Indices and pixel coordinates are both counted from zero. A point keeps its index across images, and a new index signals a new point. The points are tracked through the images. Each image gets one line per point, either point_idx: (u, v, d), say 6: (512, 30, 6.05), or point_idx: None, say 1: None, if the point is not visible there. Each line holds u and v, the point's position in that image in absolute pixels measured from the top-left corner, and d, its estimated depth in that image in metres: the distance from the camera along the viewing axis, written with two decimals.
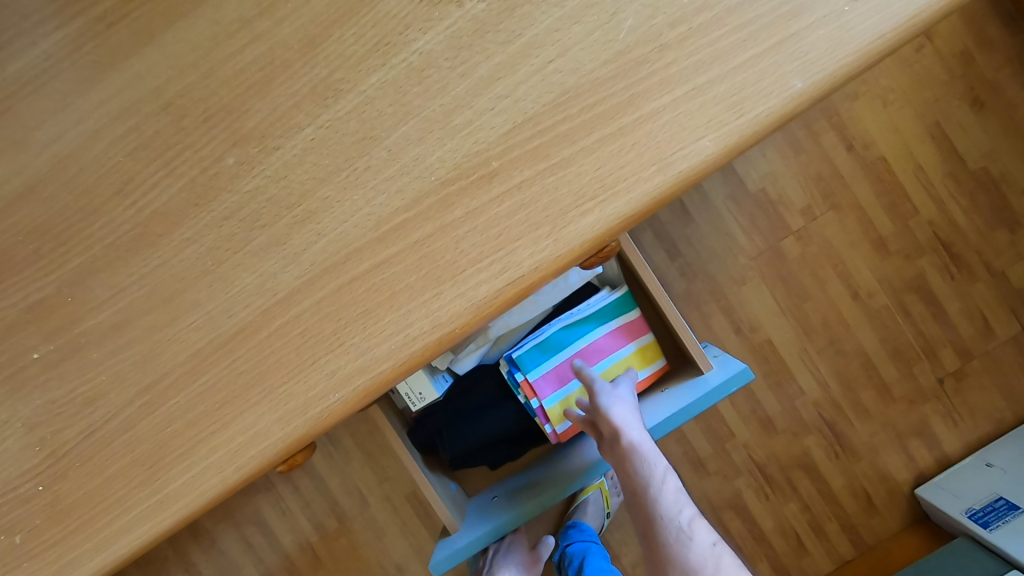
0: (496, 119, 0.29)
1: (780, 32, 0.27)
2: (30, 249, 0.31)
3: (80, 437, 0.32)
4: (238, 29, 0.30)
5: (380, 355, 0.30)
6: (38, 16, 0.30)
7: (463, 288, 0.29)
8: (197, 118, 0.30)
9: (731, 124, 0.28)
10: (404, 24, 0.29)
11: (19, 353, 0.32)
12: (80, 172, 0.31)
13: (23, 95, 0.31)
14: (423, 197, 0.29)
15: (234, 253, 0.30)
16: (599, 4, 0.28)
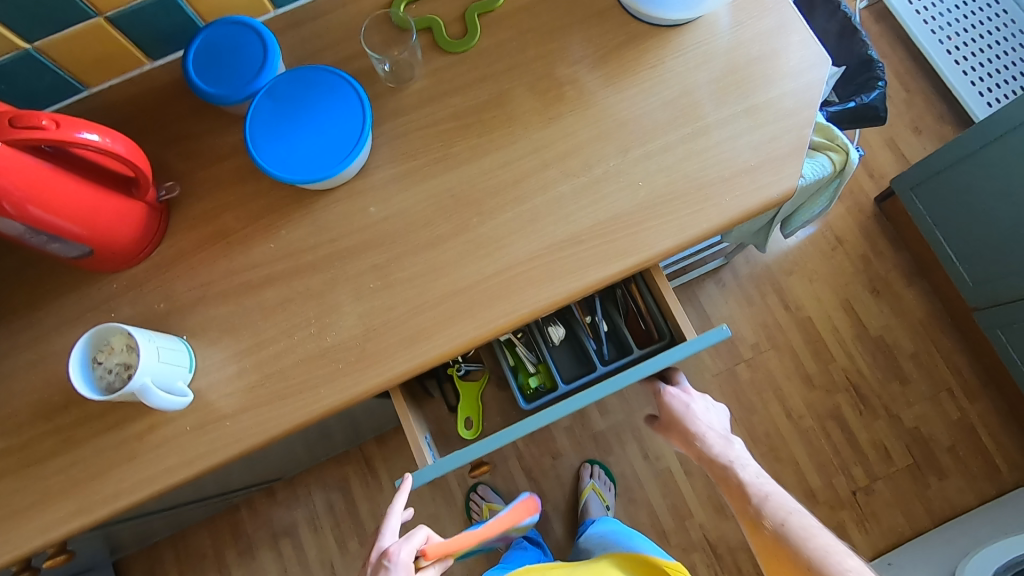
0: (586, 220, 0.72)
1: (699, 205, 0.72)
2: (378, 240, 0.72)
3: (381, 323, 0.70)
4: (487, 171, 0.74)
5: (523, 307, 0.70)
6: (405, 153, 0.75)
7: (565, 283, 0.70)
8: (462, 200, 0.73)
9: (678, 237, 0.71)
10: (555, 180, 0.73)
11: (363, 284, 0.71)
12: (409, 213, 0.73)
13: (390, 180, 0.74)
14: (553, 245, 0.71)
15: (469, 255, 0.71)
16: (631, 185, 0.73)
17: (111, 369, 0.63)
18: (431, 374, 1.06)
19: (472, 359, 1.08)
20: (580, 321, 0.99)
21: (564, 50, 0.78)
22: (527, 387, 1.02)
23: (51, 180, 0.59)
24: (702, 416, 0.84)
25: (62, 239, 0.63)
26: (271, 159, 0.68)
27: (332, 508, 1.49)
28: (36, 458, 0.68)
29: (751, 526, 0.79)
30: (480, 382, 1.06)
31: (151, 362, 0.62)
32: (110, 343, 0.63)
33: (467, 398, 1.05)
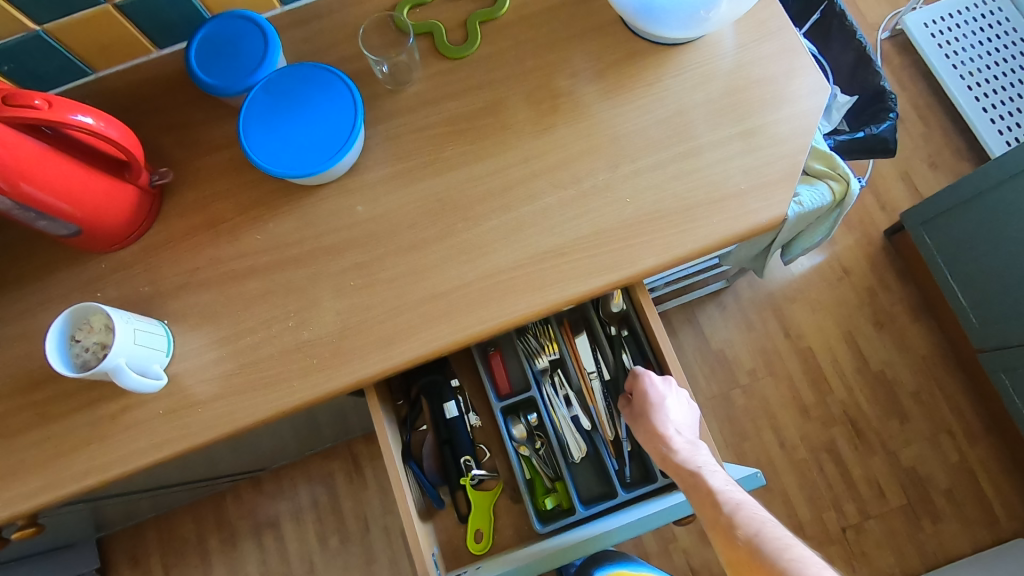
0: (570, 232, 0.72)
1: (686, 225, 0.71)
2: (363, 239, 0.73)
3: (359, 321, 0.70)
4: (476, 177, 0.74)
5: (501, 316, 0.70)
6: (397, 154, 0.75)
7: (544, 294, 0.70)
8: (449, 205, 0.73)
9: (662, 256, 0.71)
10: (542, 190, 0.73)
11: (345, 281, 0.72)
12: (396, 213, 0.73)
13: (380, 181, 0.75)
14: (535, 255, 0.71)
15: (451, 260, 0.71)
16: (618, 201, 0.72)
17: (88, 348, 0.63)
18: (440, 480, 0.85)
19: (485, 465, 0.86)
20: (602, 436, 0.86)
21: (562, 63, 0.78)
22: (542, 506, 0.84)
23: (41, 158, 0.60)
24: (672, 413, 0.75)
25: (52, 218, 0.65)
26: (262, 152, 0.69)
27: (316, 504, 1.49)
28: (12, 431, 0.69)
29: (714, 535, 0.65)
30: (495, 492, 0.84)
31: (125, 343, 0.63)
32: (89, 322, 0.64)
33: (478, 509, 0.83)
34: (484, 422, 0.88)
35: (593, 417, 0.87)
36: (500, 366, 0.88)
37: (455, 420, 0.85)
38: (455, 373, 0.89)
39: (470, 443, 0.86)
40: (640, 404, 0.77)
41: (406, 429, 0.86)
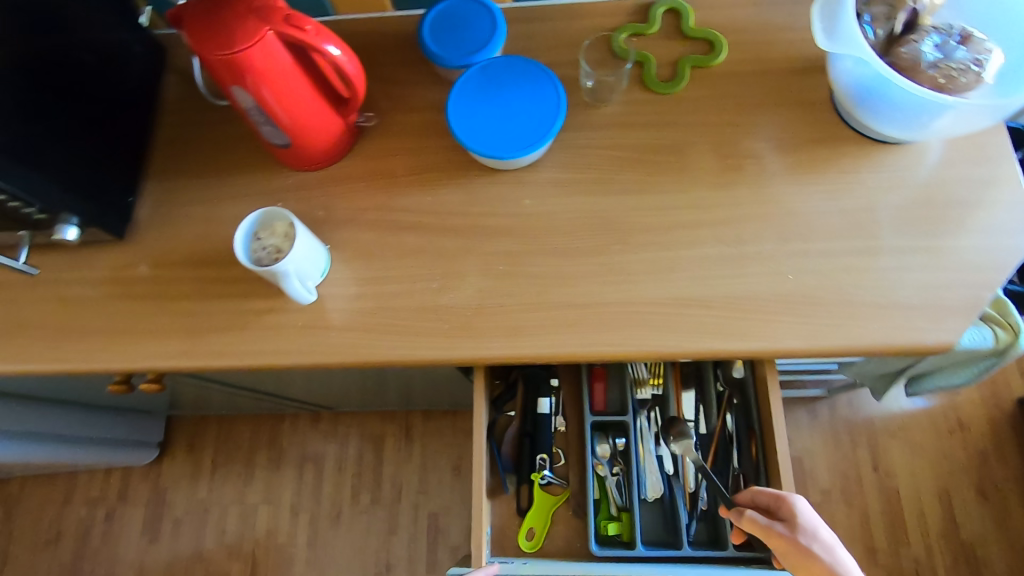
0: (722, 289, 0.71)
1: (842, 320, 0.69)
2: (522, 230, 0.76)
3: (494, 304, 0.73)
4: (645, 208, 0.75)
5: (630, 344, 0.70)
6: (576, 163, 0.78)
7: (678, 338, 0.69)
8: (611, 224, 0.75)
9: (808, 342, 0.68)
10: (706, 240, 0.73)
11: (493, 264, 0.74)
12: (559, 217, 0.76)
13: (554, 183, 0.77)
14: (681, 299, 0.71)
15: (598, 276, 0.72)
16: (778, 274, 0.71)
17: (266, 248, 0.70)
18: (512, 468, 0.87)
19: (558, 470, 0.88)
20: (681, 486, 0.84)
21: (760, 126, 0.78)
22: (602, 529, 0.85)
23: (289, 73, 0.67)
24: (830, 536, 0.68)
25: (276, 125, 0.72)
26: (462, 125, 0.74)
27: (360, 458, 1.54)
28: (174, 295, 0.77)
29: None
30: (558, 498, 0.85)
31: (299, 254, 0.69)
32: (273, 226, 0.71)
33: (537, 508, 0.85)
34: (570, 429, 0.89)
35: (678, 464, 0.85)
36: (601, 384, 0.89)
37: (544, 417, 0.87)
38: (558, 374, 0.91)
39: (551, 444, 0.88)
40: (802, 532, 0.67)
41: (498, 409, 0.90)
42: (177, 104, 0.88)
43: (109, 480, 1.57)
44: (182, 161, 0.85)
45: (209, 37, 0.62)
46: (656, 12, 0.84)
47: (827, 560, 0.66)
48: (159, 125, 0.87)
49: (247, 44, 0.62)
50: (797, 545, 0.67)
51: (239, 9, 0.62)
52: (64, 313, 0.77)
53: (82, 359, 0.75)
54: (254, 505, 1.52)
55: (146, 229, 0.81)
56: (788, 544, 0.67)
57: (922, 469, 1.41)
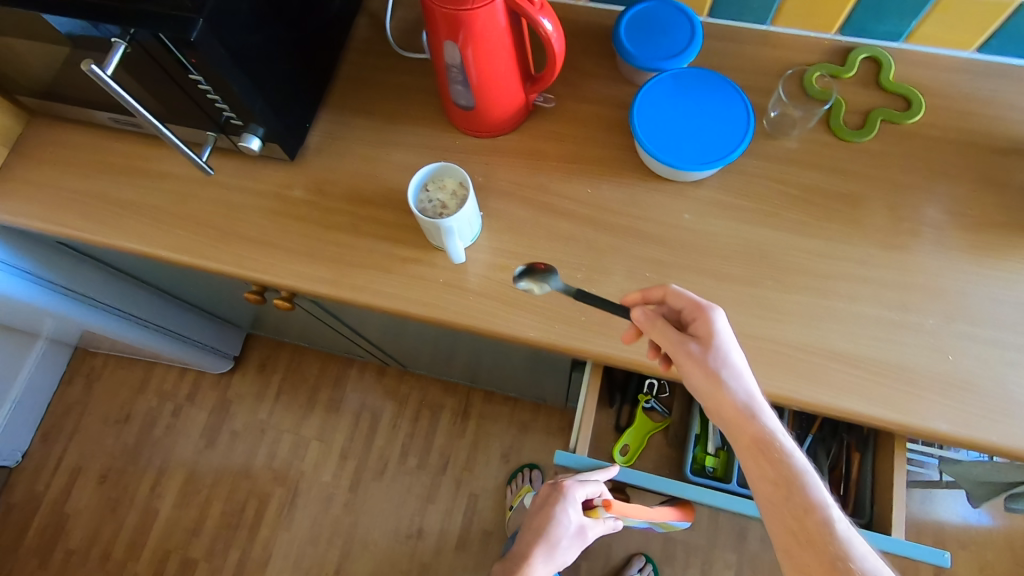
0: (873, 352, 0.68)
1: (999, 417, 0.65)
2: (676, 244, 0.75)
3: None
4: (806, 252, 0.74)
5: (765, 382, 0.68)
6: (743, 191, 0.77)
7: (817, 389, 0.68)
8: (769, 260, 0.74)
9: (957, 428, 0.65)
10: (866, 299, 0.71)
11: (641, 270, 0.74)
12: (714, 239, 0.75)
13: (717, 205, 0.77)
14: (826, 352, 0.69)
15: (745, 308, 0.72)
16: (937, 352, 0.68)
17: (433, 202, 0.72)
18: (621, 390, 0.99)
19: (663, 402, 0.98)
20: None
21: (946, 196, 0.75)
22: (698, 461, 0.91)
23: (501, 38, 0.68)
24: (737, 357, 0.61)
25: (470, 86, 0.73)
26: (647, 128, 0.74)
27: (416, 418, 1.57)
28: (329, 225, 0.80)
29: (798, 546, 0.54)
30: (659, 423, 0.94)
31: (462, 219, 0.70)
32: (443, 181, 0.73)
33: (637, 428, 0.94)
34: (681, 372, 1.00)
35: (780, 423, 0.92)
36: None
37: None
38: None
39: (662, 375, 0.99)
40: (712, 353, 0.60)
41: None
42: (363, 45, 0.92)
43: (182, 379, 1.65)
44: (358, 99, 0.88)
45: None
46: (856, 57, 0.82)
47: (727, 385, 0.59)
48: (343, 62, 0.91)
49: (477, 3, 0.64)
50: (698, 362, 0.60)
51: None
52: (226, 216, 0.82)
53: (236, 262, 0.80)
54: (307, 438, 1.57)
55: (314, 156, 0.85)
56: (691, 361, 0.61)
57: None
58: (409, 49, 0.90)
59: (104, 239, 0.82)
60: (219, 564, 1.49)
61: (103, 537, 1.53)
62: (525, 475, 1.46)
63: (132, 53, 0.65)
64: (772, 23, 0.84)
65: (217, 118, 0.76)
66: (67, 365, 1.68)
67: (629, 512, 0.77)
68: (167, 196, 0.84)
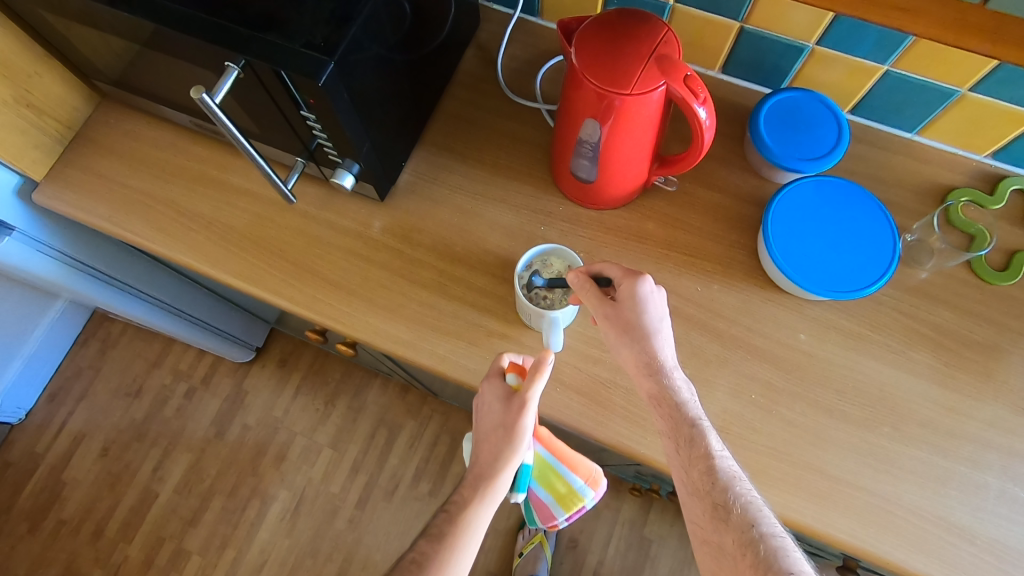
0: (993, 530, 0.62)
1: None
2: (787, 367, 0.69)
3: (735, 432, 0.66)
4: (928, 401, 0.67)
5: (870, 544, 0.62)
6: (866, 320, 0.71)
7: (928, 562, 0.61)
8: (887, 404, 0.67)
9: None
10: (990, 467, 0.64)
11: (747, 389, 0.68)
12: (831, 370, 0.69)
13: (837, 330, 0.70)
14: (942, 520, 0.63)
15: (855, 454, 0.66)
16: None
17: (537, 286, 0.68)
18: None
19: None
20: None
21: None
22: None
23: (648, 125, 0.61)
24: (657, 316, 0.59)
25: (597, 163, 0.67)
26: (780, 238, 0.67)
27: (435, 441, 1.51)
28: (414, 278, 0.75)
29: (694, 500, 0.54)
30: None
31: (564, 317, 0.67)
32: (550, 261, 0.69)
33: None
34: None
35: None
36: None
37: None
38: None
39: None
40: (624, 311, 0.59)
41: None
42: (470, 80, 0.85)
43: (201, 361, 1.60)
44: (457, 141, 0.81)
45: (599, 66, 0.57)
46: (1007, 188, 0.75)
47: (638, 342, 0.59)
48: (446, 95, 0.84)
49: (636, 89, 0.57)
50: (610, 321, 0.60)
51: (643, 50, 0.57)
52: (304, 250, 0.76)
53: (309, 303, 0.74)
54: (321, 442, 1.52)
55: (404, 197, 0.79)
56: (605, 319, 0.60)
57: None
58: (519, 93, 0.83)
59: (169, 252, 0.77)
60: (212, 559, 1.44)
61: (97, 512, 1.48)
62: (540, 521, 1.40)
63: (244, 77, 0.59)
64: (919, 133, 0.78)
65: (310, 145, 0.69)
66: (84, 326, 1.63)
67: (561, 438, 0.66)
68: (242, 216, 0.78)
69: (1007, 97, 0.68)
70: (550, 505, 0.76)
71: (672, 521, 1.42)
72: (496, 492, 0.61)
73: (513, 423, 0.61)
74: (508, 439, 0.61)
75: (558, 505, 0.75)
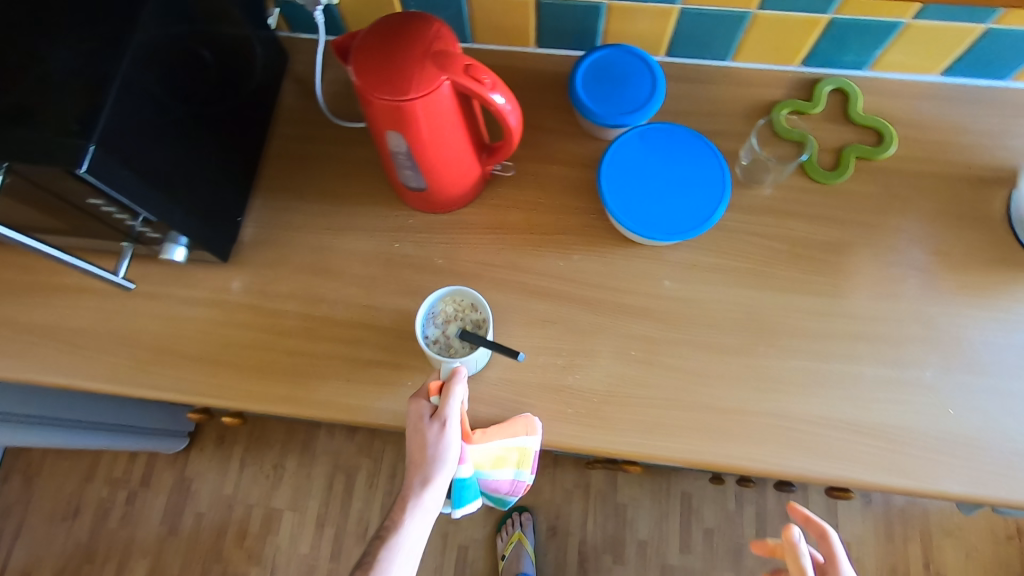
0: (877, 416, 0.65)
1: (1004, 469, 0.63)
2: (660, 316, 0.70)
3: (625, 394, 0.67)
4: (795, 311, 0.70)
5: (771, 463, 0.64)
6: (724, 250, 0.72)
7: (826, 463, 0.64)
8: (759, 325, 0.69)
9: (970, 486, 0.63)
10: (862, 357, 0.67)
11: (627, 347, 0.69)
12: (702, 307, 0.70)
13: (699, 267, 0.72)
14: (831, 419, 0.65)
15: (740, 381, 0.67)
16: (939, 408, 0.65)
17: (445, 333, 0.67)
18: None
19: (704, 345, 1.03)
20: None
21: (928, 235, 0.72)
22: None
23: (451, 122, 0.61)
24: None
25: (420, 171, 0.66)
26: (616, 195, 0.68)
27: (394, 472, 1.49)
28: (280, 331, 0.72)
29: None
30: None
31: (473, 362, 0.66)
32: (448, 306, 0.68)
33: None
34: None
35: None
36: None
37: None
38: None
39: None
40: None
41: None
42: (292, 115, 0.82)
43: (134, 462, 1.52)
44: (293, 180, 0.79)
45: (379, 77, 0.56)
46: (823, 90, 0.79)
47: None
48: (272, 137, 0.81)
49: (420, 93, 0.56)
50: None
51: (416, 51, 0.56)
52: (160, 333, 0.73)
53: (177, 386, 0.71)
54: (280, 508, 1.47)
55: (252, 251, 0.76)
56: None
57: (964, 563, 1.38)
58: (345, 115, 0.81)
59: (17, 375, 0.72)
60: None
61: None
62: (515, 520, 1.39)
63: (13, 180, 0.55)
64: (733, 58, 0.80)
65: (125, 229, 0.66)
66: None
67: (492, 438, 0.65)
68: (86, 316, 0.74)
69: (794, 7, 0.70)
70: (515, 476, 0.69)
71: (640, 480, 1.44)
72: (427, 505, 0.64)
73: (437, 443, 0.62)
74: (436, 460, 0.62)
75: (519, 472, 0.68)
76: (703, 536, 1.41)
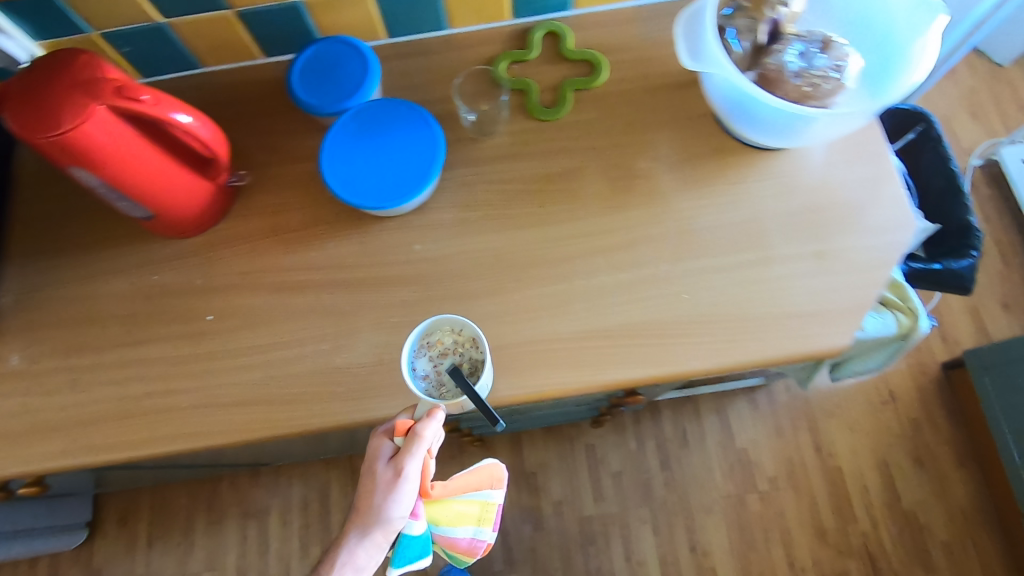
0: (623, 317, 0.71)
1: (739, 334, 0.69)
2: (416, 279, 0.73)
3: (392, 359, 0.70)
4: (537, 243, 0.74)
5: (535, 385, 0.68)
6: (465, 204, 0.76)
7: (586, 373, 0.69)
8: (506, 263, 0.73)
9: (712, 357, 0.69)
10: (601, 269, 0.73)
11: (388, 316, 0.72)
12: (452, 261, 0.74)
13: (444, 224, 0.75)
14: (584, 331, 0.70)
15: (496, 320, 0.71)
16: (676, 296, 0.71)
17: (436, 368, 0.64)
18: None
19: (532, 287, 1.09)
20: None
21: (646, 145, 0.78)
22: None
23: (135, 147, 0.62)
24: None
25: (132, 200, 0.67)
26: (339, 175, 0.71)
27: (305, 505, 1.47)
28: (50, 389, 0.72)
29: None
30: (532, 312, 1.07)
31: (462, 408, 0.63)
32: (434, 340, 0.65)
33: None
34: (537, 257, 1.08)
35: None
36: None
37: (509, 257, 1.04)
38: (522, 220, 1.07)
39: None
40: None
41: None
42: (32, 175, 0.81)
43: (37, 569, 1.46)
44: (43, 239, 0.78)
45: (32, 118, 0.57)
46: (536, 36, 0.83)
47: None
48: (15, 203, 0.80)
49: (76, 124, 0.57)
50: None
51: (61, 85, 0.57)
52: None
53: None
54: (197, 571, 1.44)
55: (12, 318, 0.75)
56: None
57: (852, 437, 1.46)
58: None
59: None
60: None
61: None
62: None
63: None
64: (450, 26, 0.84)
65: None
66: None
67: (452, 488, 0.73)
68: None
69: None
70: (472, 536, 0.75)
71: (542, 444, 1.48)
72: (371, 538, 0.63)
73: (393, 486, 0.62)
74: (389, 501, 0.62)
75: (478, 529, 0.75)
76: (612, 480, 1.45)
